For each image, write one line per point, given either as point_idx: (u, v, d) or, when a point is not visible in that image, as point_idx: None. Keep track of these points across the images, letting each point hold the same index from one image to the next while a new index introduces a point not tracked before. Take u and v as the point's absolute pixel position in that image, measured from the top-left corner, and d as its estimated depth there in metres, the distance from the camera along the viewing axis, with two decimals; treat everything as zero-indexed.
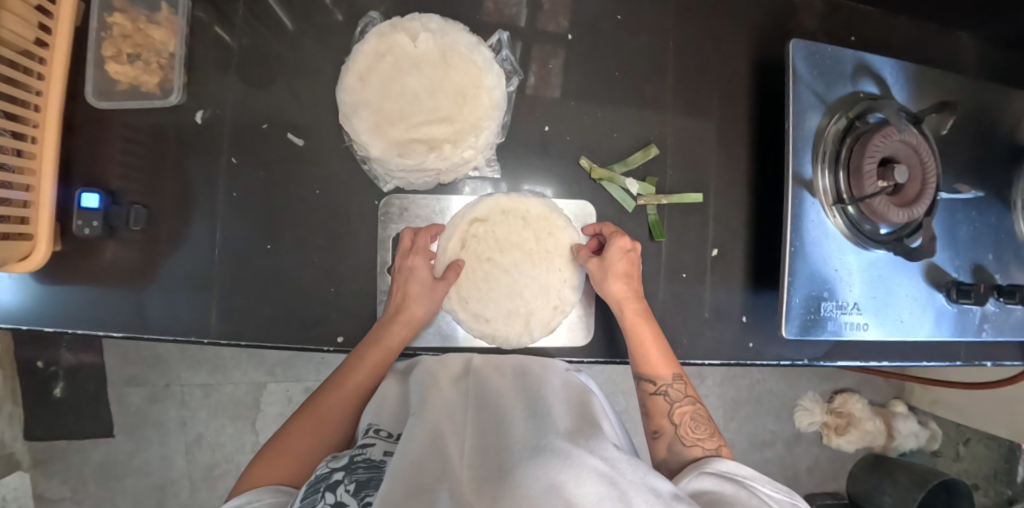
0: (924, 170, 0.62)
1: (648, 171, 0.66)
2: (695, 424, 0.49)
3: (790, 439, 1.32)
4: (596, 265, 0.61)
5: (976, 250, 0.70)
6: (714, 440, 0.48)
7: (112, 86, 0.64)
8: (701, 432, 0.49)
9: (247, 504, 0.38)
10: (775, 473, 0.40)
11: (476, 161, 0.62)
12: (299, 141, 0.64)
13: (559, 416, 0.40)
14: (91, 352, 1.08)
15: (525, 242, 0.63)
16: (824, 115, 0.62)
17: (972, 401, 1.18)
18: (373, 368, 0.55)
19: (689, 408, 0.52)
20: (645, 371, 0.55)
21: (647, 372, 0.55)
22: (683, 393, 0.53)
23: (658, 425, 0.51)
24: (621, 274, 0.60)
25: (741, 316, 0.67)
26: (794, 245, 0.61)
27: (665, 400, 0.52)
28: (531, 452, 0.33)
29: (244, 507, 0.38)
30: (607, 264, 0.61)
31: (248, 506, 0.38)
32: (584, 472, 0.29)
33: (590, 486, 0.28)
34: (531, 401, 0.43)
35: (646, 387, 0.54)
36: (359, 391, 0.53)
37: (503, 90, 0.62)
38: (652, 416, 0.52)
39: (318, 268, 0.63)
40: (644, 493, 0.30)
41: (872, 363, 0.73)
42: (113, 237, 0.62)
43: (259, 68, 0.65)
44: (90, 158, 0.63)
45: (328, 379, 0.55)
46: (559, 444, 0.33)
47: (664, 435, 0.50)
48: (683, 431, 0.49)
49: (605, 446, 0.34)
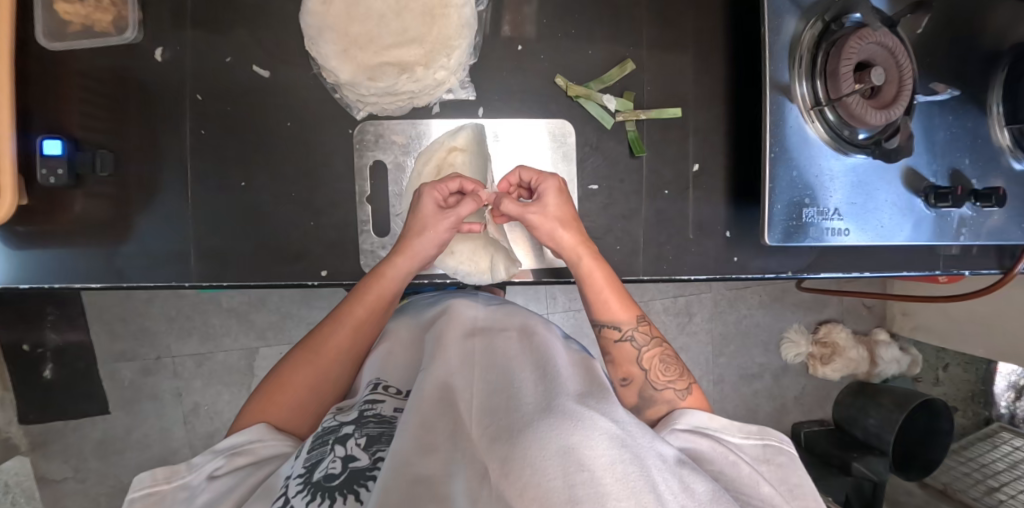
0: (901, 72, 0.62)
1: (626, 86, 0.69)
2: (663, 366, 0.53)
3: (777, 370, 1.36)
4: (539, 216, 0.59)
5: (954, 154, 0.70)
6: (682, 380, 0.53)
7: (63, 28, 0.61)
8: (669, 375, 0.53)
9: (243, 445, 0.45)
10: (742, 433, 0.47)
11: (450, 83, 0.65)
12: (266, 73, 0.63)
13: (566, 378, 0.41)
14: (76, 330, 1.06)
15: (490, 179, 0.67)
16: (800, 19, 0.62)
17: (951, 323, 1.22)
18: (374, 311, 0.58)
19: (656, 348, 0.55)
20: (606, 319, 0.57)
21: (608, 319, 0.57)
22: (646, 336, 0.56)
23: (627, 372, 0.54)
24: (562, 221, 0.59)
25: (725, 231, 0.71)
26: (775, 151, 0.62)
27: (631, 346, 0.55)
28: (541, 409, 0.33)
29: (247, 443, 0.45)
30: (549, 213, 0.59)
31: (243, 446, 0.45)
32: (594, 432, 0.29)
33: (599, 446, 0.28)
34: (540, 359, 0.44)
35: (610, 335, 0.56)
36: (360, 331, 0.57)
37: (473, 9, 0.63)
38: (618, 363, 0.55)
39: (295, 202, 0.64)
40: (655, 459, 0.30)
41: (852, 273, 0.77)
42: (81, 187, 0.61)
43: (219, 3, 0.62)
44: (48, 108, 0.61)
45: (327, 317, 0.58)
46: (569, 405, 0.33)
47: (634, 382, 0.53)
48: (652, 375, 0.53)
49: (614, 411, 0.34)
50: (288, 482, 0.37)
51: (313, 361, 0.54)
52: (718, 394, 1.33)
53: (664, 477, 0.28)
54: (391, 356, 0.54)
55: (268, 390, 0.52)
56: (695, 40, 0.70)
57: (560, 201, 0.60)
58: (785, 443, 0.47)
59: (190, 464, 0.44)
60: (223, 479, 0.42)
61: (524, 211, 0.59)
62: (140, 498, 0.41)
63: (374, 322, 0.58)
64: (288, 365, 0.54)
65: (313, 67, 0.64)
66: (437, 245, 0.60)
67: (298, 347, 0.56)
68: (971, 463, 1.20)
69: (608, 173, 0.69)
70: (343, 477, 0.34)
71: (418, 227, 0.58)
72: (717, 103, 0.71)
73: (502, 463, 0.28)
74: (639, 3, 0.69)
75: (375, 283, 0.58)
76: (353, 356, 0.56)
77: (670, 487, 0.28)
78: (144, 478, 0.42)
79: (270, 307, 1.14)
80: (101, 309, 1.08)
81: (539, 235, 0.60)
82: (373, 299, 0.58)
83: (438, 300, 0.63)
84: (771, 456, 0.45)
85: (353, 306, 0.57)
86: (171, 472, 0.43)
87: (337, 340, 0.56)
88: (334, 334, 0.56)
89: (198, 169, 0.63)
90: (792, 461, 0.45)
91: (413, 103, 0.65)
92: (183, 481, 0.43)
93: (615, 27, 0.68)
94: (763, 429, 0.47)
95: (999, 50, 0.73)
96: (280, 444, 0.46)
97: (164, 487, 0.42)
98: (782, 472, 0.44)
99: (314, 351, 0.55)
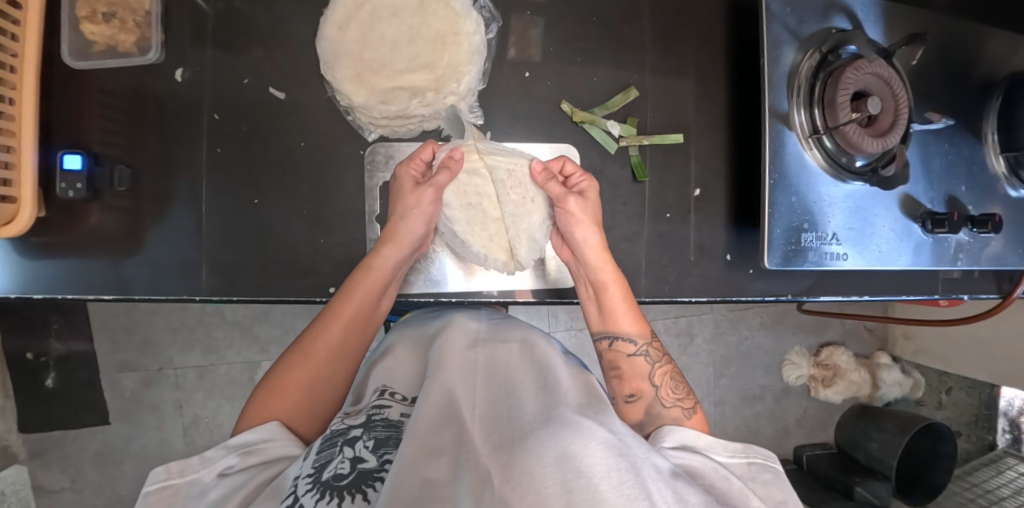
0: (895, 101, 0.64)
1: (629, 113, 0.71)
2: (675, 384, 0.55)
3: (779, 392, 1.36)
4: (579, 203, 0.61)
5: (950, 181, 0.71)
6: (688, 400, 0.54)
7: (88, 47, 0.63)
8: (677, 393, 0.54)
9: (256, 442, 0.45)
10: (728, 451, 0.46)
11: (459, 107, 0.67)
12: (282, 95, 0.66)
13: (566, 390, 0.41)
14: (81, 339, 1.07)
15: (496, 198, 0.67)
16: (797, 51, 0.64)
17: (953, 347, 1.22)
18: (358, 313, 0.56)
19: (667, 365, 0.56)
20: (620, 332, 0.58)
21: (625, 332, 0.57)
22: (659, 353, 0.57)
23: (635, 388, 0.54)
24: (596, 222, 0.62)
25: (725, 253, 0.72)
26: (774, 178, 0.63)
27: (644, 361, 0.55)
28: (540, 419, 0.34)
29: (258, 442, 0.45)
30: (586, 209, 0.62)
31: (256, 444, 0.45)
32: (592, 441, 0.30)
33: (597, 454, 0.29)
34: (540, 370, 0.45)
35: (623, 348, 0.57)
36: (344, 335, 0.55)
37: (482, 36, 0.66)
38: (628, 378, 0.55)
39: (306, 219, 0.66)
40: (651, 469, 0.30)
41: (853, 297, 0.78)
42: (98, 200, 0.63)
43: (238, 28, 0.65)
44: (70, 123, 0.63)
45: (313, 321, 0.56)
46: (568, 415, 0.34)
47: (643, 398, 0.53)
48: (662, 393, 0.53)
49: (610, 422, 0.35)
50: (297, 481, 0.37)
51: (300, 364, 0.52)
52: (720, 415, 1.32)
53: (659, 487, 0.29)
54: (394, 367, 0.55)
55: (264, 394, 0.51)
56: (697, 69, 0.72)
57: (595, 204, 0.64)
58: (773, 460, 0.47)
59: (203, 457, 0.43)
60: (237, 477, 0.42)
61: (565, 195, 0.61)
62: (155, 491, 0.40)
63: (360, 323, 0.56)
64: (282, 369, 0.53)
65: (327, 89, 0.66)
66: (422, 224, 0.60)
67: (288, 352, 0.55)
68: (975, 489, 1.16)
69: (610, 197, 0.71)
70: (351, 477, 0.35)
71: (400, 212, 0.59)
72: (718, 130, 0.73)
73: (504, 470, 0.29)
74: (643, 33, 0.71)
75: (364, 281, 0.57)
76: (344, 356, 0.55)
77: (665, 497, 0.28)
78: (158, 471, 0.41)
79: (273, 321, 1.15)
80: (106, 320, 1.09)
81: (567, 223, 0.61)
82: (358, 301, 0.56)
83: (439, 314, 0.64)
84: (756, 473, 0.45)
85: (340, 306, 0.56)
86: (184, 465, 0.42)
87: (322, 342, 0.54)
88: (322, 335, 0.54)
89: (213, 184, 0.65)
90: (778, 479, 0.45)
91: (422, 126, 0.68)
92: (196, 476, 0.42)
93: (619, 55, 0.71)
94: (748, 446, 0.47)
95: (993, 81, 0.75)
96: (291, 445, 0.46)
97: (178, 481, 0.41)
98: (769, 490, 0.44)
99: (304, 353, 0.53)
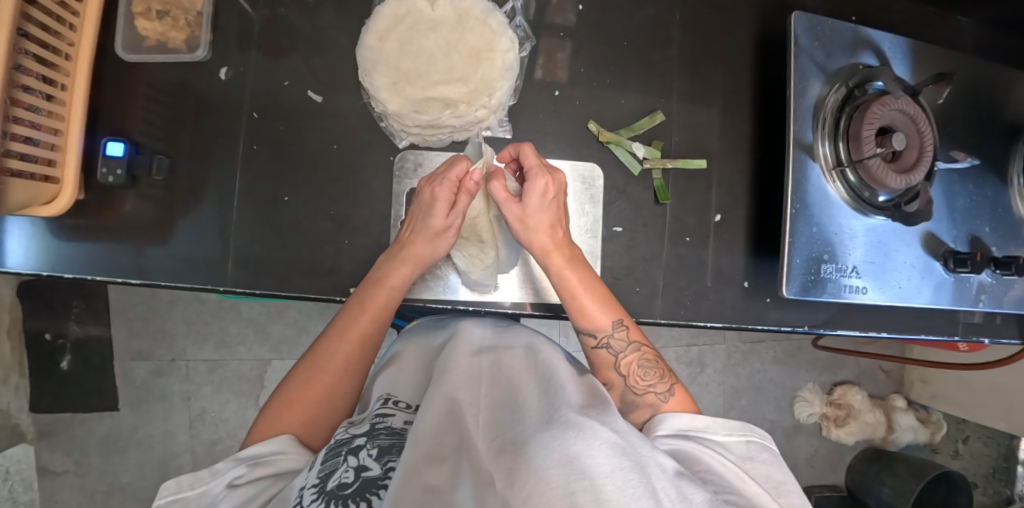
0: (921, 139, 0.64)
1: (654, 135, 0.72)
2: (643, 371, 0.53)
3: (789, 428, 1.32)
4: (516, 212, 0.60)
5: (973, 222, 0.71)
6: (664, 384, 0.53)
7: (139, 41, 0.66)
8: (649, 378, 0.53)
9: (264, 456, 0.45)
10: (726, 431, 0.47)
11: (489, 120, 0.69)
12: (319, 98, 0.68)
13: (569, 393, 0.41)
14: (98, 324, 1.10)
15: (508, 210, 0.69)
16: (824, 84, 0.65)
17: (971, 396, 1.18)
18: (377, 322, 0.57)
19: (633, 354, 0.55)
20: (584, 326, 0.57)
21: (588, 327, 0.57)
22: (623, 342, 0.55)
23: (606, 377, 0.55)
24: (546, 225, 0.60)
25: (743, 280, 0.72)
26: (797, 207, 0.64)
27: (607, 353, 0.55)
28: (543, 423, 0.34)
29: (270, 454, 0.45)
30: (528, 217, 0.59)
31: (265, 457, 0.44)
32: (596, 441, 0.30)
33: (600, 455, 0.29)
34: (545, 373, 0.45)
35: (587, 341, 0.57)
36: (363, 343, 0.55)
37: (516, 54, 0.68)
38: (599, 369, 0.56)
39: (331, 219, 0.67)
40: (656, 468, 0.30)
41: (872, 333, 0.76)
42: (135, 186, 0.65)
43: (282, 34, 0.68)
44: (115, 112, 0.66)
45: (328, 324, 0.57)
46: (570, 417, 0.34)
47: (615, 387, 0.54)
48: (632, 381, 0.53)
49: (614, 422, 0.35)
50: (302, 492, 0.37)
51: (319, 376, 0.52)
52: None
53: (665, 486, 0.29)
54: (401, 373, 0.56)
55: (275, 408, 0.50)
56: (722, 97, 0.73)
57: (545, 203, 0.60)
58: (767, 439, 0.48)
59: (213, 469, 0.44)
60: (244, 488, 0.42)
61: (505, 204, 0.60)
62: (167, 504, 0.42)
63: (376, 333, 0.57)
64: (295, 383, 0.52)
65: (363, 96, 0.69)
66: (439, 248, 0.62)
67: (301, 363, 0.54)
68: None
69: (632, 217, 0.71)
70: (355, 486, 0.35)
71: (422, 230, 0.60)
72: (741, 157, 0.73)
73: (507, 475, 0.29)
74: (672, 60, 0.73)
75: (377, 293, 0.58)
76: (358, 369, 0.55)
77: (670, 495, 0.28)
78: (169, 485, 0.42)
79: (287, 320, 1.16)
80: (124, 308, 1.11)
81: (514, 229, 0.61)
82: (376, 309, 0.57)
83: (448, 322, 0.64)
84: (754, 453, 0.46)
85: (357, 319, 0.56)
86: (195, 478, 0.43)
87: (340, 354, 0.54)
88: (338, 348, 0.54)
89: (246, 179, 0.67)
90: (774, 458, 0.46)
91: (453, 136, 0.69)
92: (205, 488, 0.43)
93: (648, 80, 0.72)
94: (745, 427, 0.47)
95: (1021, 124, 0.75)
96: (301, 458, 0.46)
97: (188, 494, 0.42)
98: (767, 468, 0.44)
99: (317, 364, 0.53)
